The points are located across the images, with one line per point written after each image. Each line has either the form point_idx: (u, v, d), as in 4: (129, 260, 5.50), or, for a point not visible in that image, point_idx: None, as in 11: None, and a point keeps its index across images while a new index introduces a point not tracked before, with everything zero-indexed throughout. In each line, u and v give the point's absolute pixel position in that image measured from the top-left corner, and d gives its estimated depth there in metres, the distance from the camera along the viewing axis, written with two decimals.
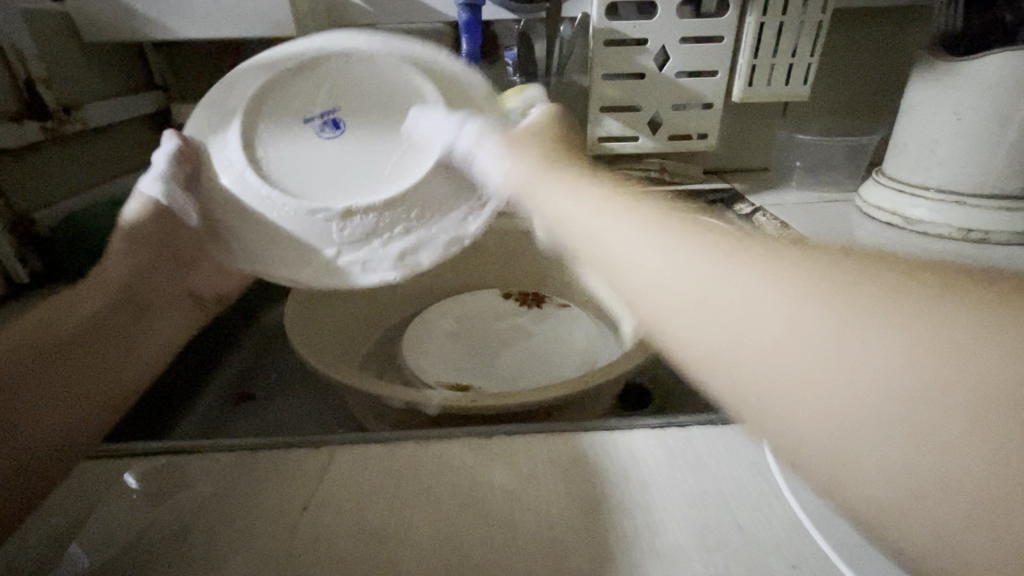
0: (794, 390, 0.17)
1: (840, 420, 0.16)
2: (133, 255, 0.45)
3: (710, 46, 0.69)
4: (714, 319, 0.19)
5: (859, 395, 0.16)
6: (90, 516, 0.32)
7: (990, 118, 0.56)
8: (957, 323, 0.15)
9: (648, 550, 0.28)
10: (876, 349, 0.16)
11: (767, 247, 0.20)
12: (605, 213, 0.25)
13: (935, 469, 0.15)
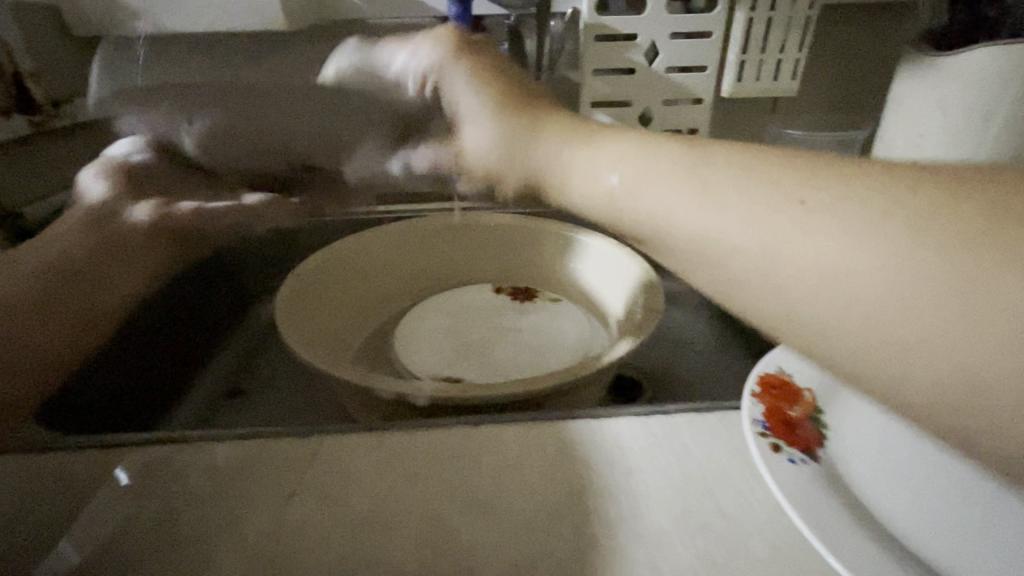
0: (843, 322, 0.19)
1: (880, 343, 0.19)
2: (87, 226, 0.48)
3: (700, 42, 0.69)
4: (757, 259, 0.21)
5: (898, 311, 0.18)
6: (78, 508, 0.32)
7: (972, 112, 0.57)
8: (966, 234, 0.17)
9: (631, 535, 0.29)
10: (901, 273, 0.18)
11: (789, 180, 0.21)
12: (646, 180, 0.25)
13: (962, 360, 0.17)
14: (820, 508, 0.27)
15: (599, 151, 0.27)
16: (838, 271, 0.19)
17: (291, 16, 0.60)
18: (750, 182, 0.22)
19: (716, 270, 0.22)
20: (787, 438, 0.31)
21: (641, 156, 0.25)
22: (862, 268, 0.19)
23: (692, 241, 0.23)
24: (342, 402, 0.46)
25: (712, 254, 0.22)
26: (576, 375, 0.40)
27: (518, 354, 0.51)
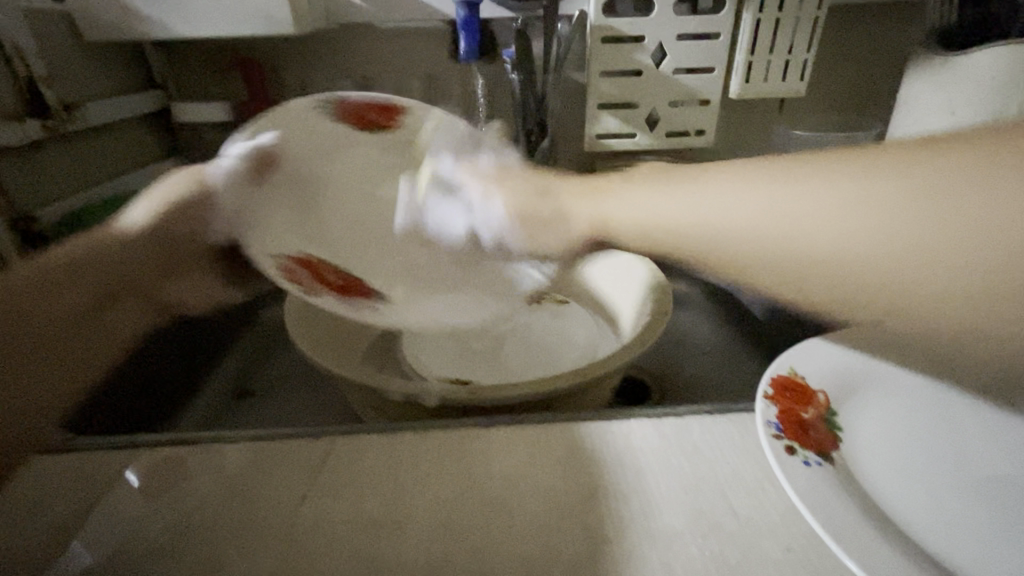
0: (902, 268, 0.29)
1: (940, 281, 0.28)
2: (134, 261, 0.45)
3: (706, 43, 0.69)
4: (829, 234, 0.30)
5: (928, 256, 0.28)
6: (91, 511, 0.32)
7: (984, 112, 0.56)
8: (963, 178, 0.28)
9: (643, 536, 0.28)
10: (921, 223, 0.28)
11: (841, 178, 0.31)
12: (727, 200, 0.33)
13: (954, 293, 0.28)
14: (836, 509, 0.27)
15: (689, 192, 0.36)
16: (900, 235, 0.29)
17: (300, 20, 0.60)
18: (823, 176, 0.31)
19: (808, 259, 0.31)
20: (800, 439, 0.31)
21: (744, 188, 0.33)
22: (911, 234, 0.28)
23: (789, 247, 0.31)
24: (351, 405, 0.46)
25: (801, 236, 0.31)
26: (587, 378, 0.40)
27: (527, 357, 0.51)
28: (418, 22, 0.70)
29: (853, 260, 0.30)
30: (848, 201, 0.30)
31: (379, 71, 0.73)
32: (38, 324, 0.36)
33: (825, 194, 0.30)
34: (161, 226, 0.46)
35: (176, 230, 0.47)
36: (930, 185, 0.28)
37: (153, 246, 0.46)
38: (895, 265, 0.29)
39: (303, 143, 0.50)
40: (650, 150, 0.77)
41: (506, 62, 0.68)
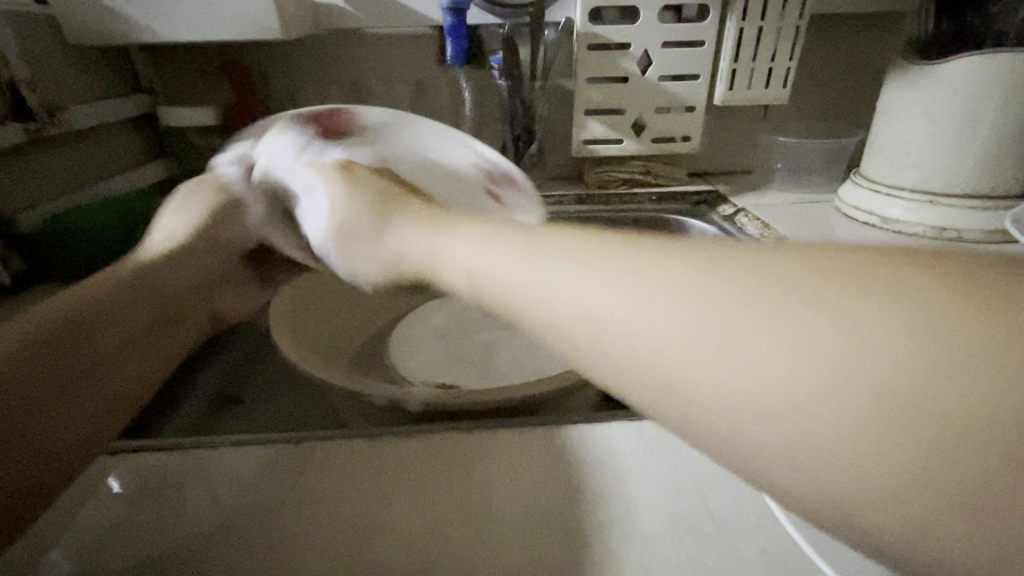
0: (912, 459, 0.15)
1: (896, 444, 0.15)
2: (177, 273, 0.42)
3: (692, 51, 0.70)
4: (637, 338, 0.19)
5: (831, 452, 0.16)
6: (71, 518, 0.32)
7: (959, 118, 0.57)
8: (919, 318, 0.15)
9: (624, 539, 0.29)
10: (840, 382, 0.16)
11: (646, 250, 0.20)
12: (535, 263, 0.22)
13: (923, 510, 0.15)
14: None
15: (460, 230, 0.26)
16: (805, 396, 0.16)
17: (286, 24, 0.60)
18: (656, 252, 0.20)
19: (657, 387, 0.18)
20: None
21: (486, 239, 0.24)
22: (833, 394, 0.16)
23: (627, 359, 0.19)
24: (335, 410, 0.46)
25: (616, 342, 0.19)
26: (570, 381, 0.40)
27: (512, 361, 0.51)
28: (406, 28, 0.71)
29: (813, 447, 0.16)
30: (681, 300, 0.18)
31: (366, 76, 0.73)
32: (104, 341, 0.35)
33: (756, 349, 0.17)
34: (188, 242, 0.42)
35: (219, 241, 0.44)
36: (838, 304, 0.16)
37: (187, 266, 0.42)
38: (870, 469, 0.15)
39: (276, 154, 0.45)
40: (637, 155, 0.78)
41: (493, 68, 0.69)
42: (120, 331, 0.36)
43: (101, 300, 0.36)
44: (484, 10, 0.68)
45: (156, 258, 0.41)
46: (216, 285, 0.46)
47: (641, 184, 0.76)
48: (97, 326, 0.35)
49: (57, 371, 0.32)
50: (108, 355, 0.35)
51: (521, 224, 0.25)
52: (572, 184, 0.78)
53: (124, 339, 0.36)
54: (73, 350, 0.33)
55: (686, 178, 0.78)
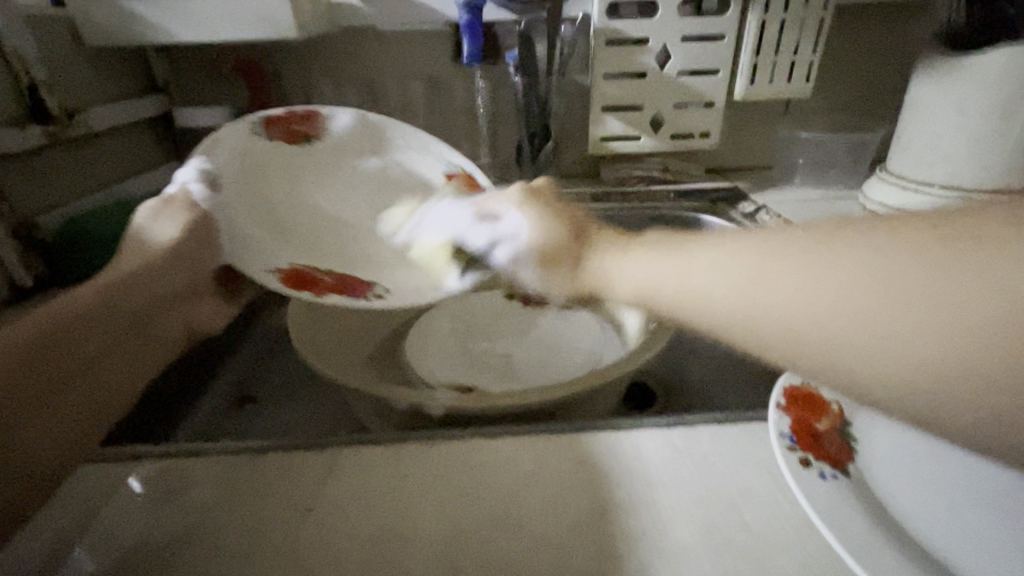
0: (940, 385, 0.19)
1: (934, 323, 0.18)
2: (162, 276, 0.40)
3: (712, 45, 0.68)
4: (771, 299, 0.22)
5: (914, 350, 0.19)
6: (94, 520, 0.32)
7: (991, 113, 0.56)
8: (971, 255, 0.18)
9: (655, 550, 0.28)
10: (850, 307, 0.20)
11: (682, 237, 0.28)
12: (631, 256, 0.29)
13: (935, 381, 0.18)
14: (853, 522, 0.26)
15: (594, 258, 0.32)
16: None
17: (302, 22, 0.60)
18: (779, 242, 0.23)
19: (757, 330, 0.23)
20: (815, 453, 0.30)
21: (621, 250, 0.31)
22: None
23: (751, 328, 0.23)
24: (354, 412, 0.46)
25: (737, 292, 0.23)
26: (593, 383, 0.39)
27: (531, 362, 0.50)
28: (421, 25, 0.70)
29: (892, 382, 0.19)
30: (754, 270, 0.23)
31: (381, 73, 0.73)
32: (86, 345, 0.33)
33: (779, 279, 0.22)
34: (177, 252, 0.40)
35: (206, 240, 0.42)
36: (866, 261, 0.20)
37: (170, 276, 0.40)
38: (925, 391, 0.19)
39: (239, 168, 0.48)
40: (655, 152, 0.76)
41: (509, 65, 0.68)
42: (100, 344, 0.34)
43: (85, 308, 0.34)
44: (499, 6, 0.67)
45: (140, 265, 0.39)
46: (187, 295, 0.43)
47: (658, 181, 0.74)
48: (81, 339, 0.33)
49: (35, 390, 0.30)
50: (83, 365, 0.32)
51: (643, 242, 0.30)
52: (588, 182, 0.77)
53: (99, 359, 0.34)
54: (53, 367, 0.31)
55: (705, 175, 0.77)
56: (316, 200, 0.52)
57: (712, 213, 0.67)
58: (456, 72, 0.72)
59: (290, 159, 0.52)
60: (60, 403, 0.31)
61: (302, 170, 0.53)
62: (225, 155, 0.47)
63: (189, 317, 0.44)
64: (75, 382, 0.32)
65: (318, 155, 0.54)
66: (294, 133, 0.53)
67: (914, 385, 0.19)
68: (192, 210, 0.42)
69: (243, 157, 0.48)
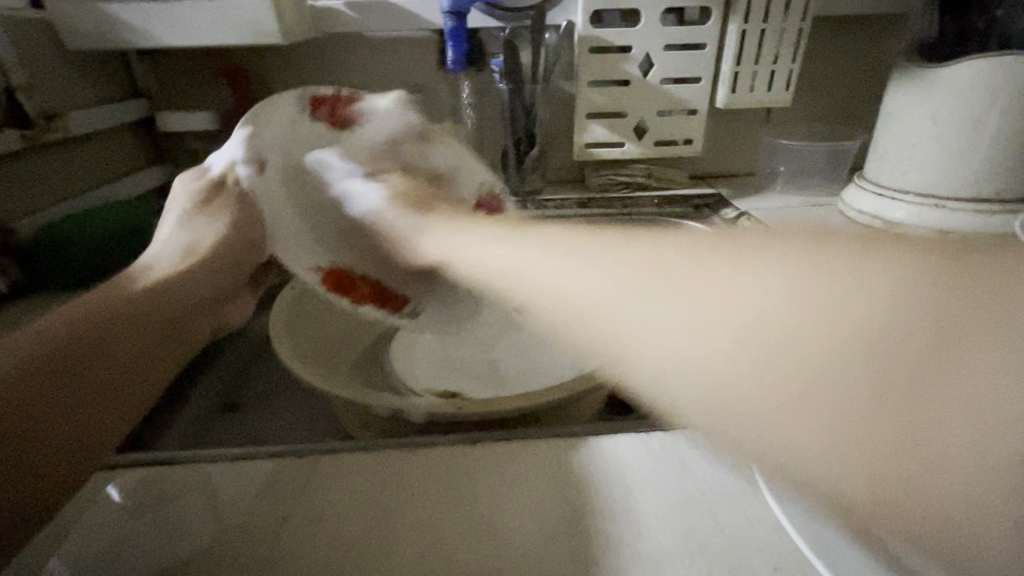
0: (845, 470, 0.25)
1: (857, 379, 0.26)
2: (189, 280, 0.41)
3: (694, 54, 0.70)
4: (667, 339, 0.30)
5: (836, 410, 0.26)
6: (71, 530, 0.31)
7: (963, 122, 0.57)
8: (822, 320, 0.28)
9: (633, 555, 0.28)
10: (714, 359, 0.29)
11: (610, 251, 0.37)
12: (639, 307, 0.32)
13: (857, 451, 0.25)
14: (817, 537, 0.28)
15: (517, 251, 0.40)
16: (790, 370, 0.27)
17: (286, 28, 0.60)
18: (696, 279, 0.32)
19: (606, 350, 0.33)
20: None
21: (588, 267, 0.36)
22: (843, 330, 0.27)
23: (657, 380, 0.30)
24: (337, 418, 0.45)
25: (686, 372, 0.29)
26: (575, 389, 0.39)
27: (515, 368, 0.51)
28: (406, 31, 0.70)
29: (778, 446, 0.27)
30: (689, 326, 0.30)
31: (367, 78, 0.73)
32: (106, 352, 0.33)
33: (680, 330, 0.30)
34: (215, 254, 0.43)
35: (247, 241, 0.45)
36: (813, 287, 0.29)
37: (192, 282, 0.41)
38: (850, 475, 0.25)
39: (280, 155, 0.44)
40: (639, 159, 0.77)
41: (494, 71, 0.68)
42: (131, 352, 0.35)
43: (105, 313, 0.35)
44: (484, 14, 0.67)
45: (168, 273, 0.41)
46: (226, 298, 0.44)
47: (642, 187, 0.75)
48: (102, 348, 0.33)
49: (52, 401, 0.30)
50: (100, 382, 0.33)
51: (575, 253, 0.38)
52: (574, 188, 0.78)
53: (126, 370, 0.34)
54: (75, 379, 0.32)
55: (688, 182, 0.78)
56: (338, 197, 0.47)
57: (695, 219, 0.68)
58: (442, 78, 0.73)
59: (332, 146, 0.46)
60: (79, 415, 0.31)
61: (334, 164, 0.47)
62: (269, 139, 0.44)
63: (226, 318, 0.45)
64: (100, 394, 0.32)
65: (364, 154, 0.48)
66: (338, 118, 0.46)
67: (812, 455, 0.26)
68: (241, 198, 0.44)
69: (284, 144, 0.44)
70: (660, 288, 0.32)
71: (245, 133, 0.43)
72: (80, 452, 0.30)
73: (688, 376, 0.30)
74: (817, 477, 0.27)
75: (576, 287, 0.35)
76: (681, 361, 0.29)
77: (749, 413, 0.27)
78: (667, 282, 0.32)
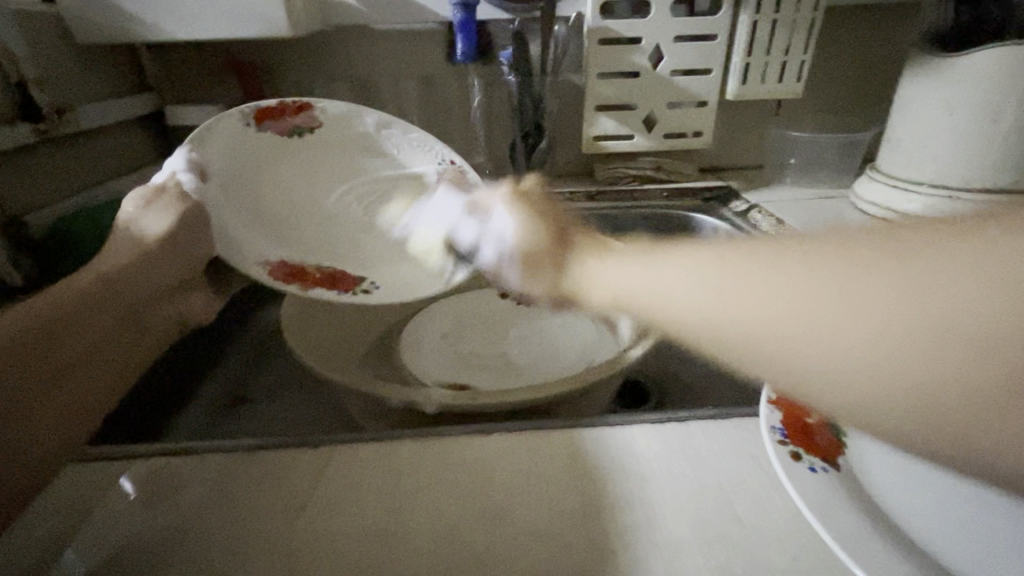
0: (924, 414, 0.20)
1: (938, 357, 0.20)
2: (152, 270, 0.39)
3: (705, 45, 0.69)
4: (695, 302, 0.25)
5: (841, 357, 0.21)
6: (86, 520, 0.31)
7: (980, 114, 0.56)
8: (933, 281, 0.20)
9: (649, 544, 0.28)
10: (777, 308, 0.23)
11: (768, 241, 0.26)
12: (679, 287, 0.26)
13: (919, 399, 0.20)
14: (842, 517, 0.26)
15: (604, 263, 0.32)
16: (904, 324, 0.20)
17: (295, 21, 0.60)
18: (754, 255, 0.25)
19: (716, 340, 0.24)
20: (807, 445, 0.31)
21: (643, 262, 0.29)
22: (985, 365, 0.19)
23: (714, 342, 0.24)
24: (348, 410, 0.46)
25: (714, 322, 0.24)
26: (587, 381, 0.39)
27: (525, 361, 0.51)
28: (414, 24, 0.70)
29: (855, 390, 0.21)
30: (761, 291, 0.24)
31: (375, 71, 0.73)
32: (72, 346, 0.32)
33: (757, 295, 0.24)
34: (164, 246, 0.39)
35: (199, 225, 0.41)
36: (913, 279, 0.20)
37: (157, 268, 0.39)
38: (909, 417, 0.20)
39: (224, 161, 0.48)
40: (649, 151, 0.77)
41: (503, 64, 0.68)
42: (99, 333, 0.34)
43: (69, 298, 0.33)
44: (493, 5, 0.67)
45: (131, 257, 0.38)
46: (188, 287, 0.44)
47: (650, 180, 0.75)
48: (74, 329, 0.33)
49: (24, 392, 0.29)
50: (65, 368, 0.32)
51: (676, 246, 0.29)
52: (583, 181, 0.78)
53: (86, 355, 0.33)
54: (44, 371, 0.30)
55: (698, 174, 0.77)
56: (310, 197, 0.55)
57: (705, 212, 0.68)
58: (450, 71, 0.73)
59: (291, 156, 0.55)
60: (48, 406, 0.30)
61: (295, 166, 0.55)
62: (213, 153, 0.47)
63: (190, 309, 0.44)
64: (64, 382, 0.32)
65: (311, 147, 0.56)
66: (286, 128, 0.54)
67: (867, 403, 0.21)
68: (183, 201, 0.41)
69: (231, 151, 0.49)
70: (754, 289, 0.24)
71: (187, 149, 0.45)
72: (56, 443, 0.30)
73: (770, 357, 0.23)
74: (838, 408, 0.21)
75: (637, 297, 0.28)
76: (818, 353, 0.22)
77: (838, 365, 0.21)
78: (757, 285, 0.24)
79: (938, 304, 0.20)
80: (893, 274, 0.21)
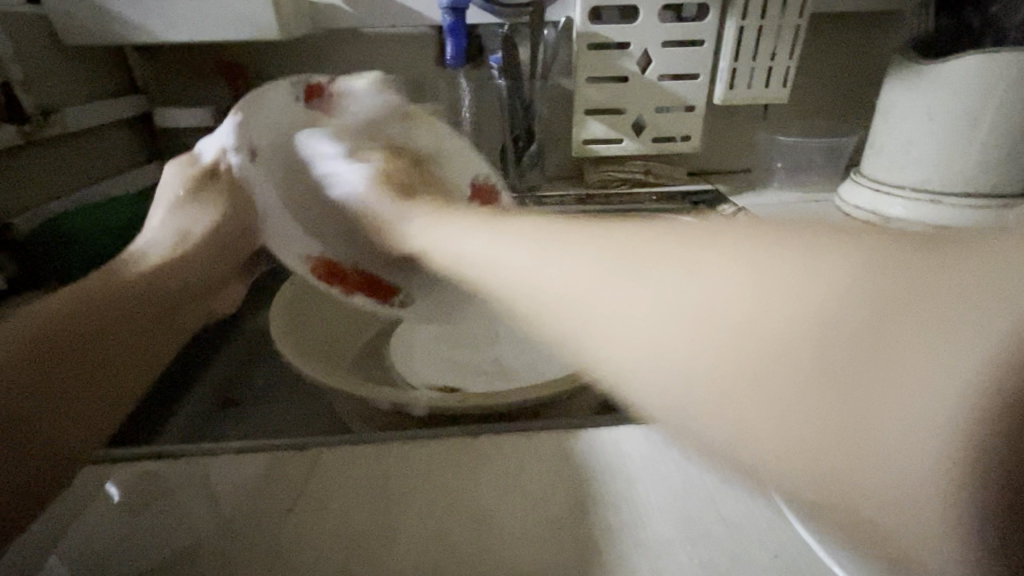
0: (790, 439, 0.22)
1: (788, 390, 0.22)
2: (187, 261, 0.44)
3: (692, 50, 0.70)
4: (615, 310, 0.28)
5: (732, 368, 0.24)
6: (70, 526, 0.31)
7: (959, 119, 0.58)
8: (813, 309, 0.22)
9: (635, 543, 0.28)
10: (671, 332, 0.26)
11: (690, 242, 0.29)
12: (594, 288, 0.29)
13: (795, 413, 0.22)
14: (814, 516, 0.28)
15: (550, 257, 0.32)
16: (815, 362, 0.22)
17: (284, 23, 0.60)
18: (668, 254, 0.28)
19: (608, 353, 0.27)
20: None
21: (527, 245, 0.34)
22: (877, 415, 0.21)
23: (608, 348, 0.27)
24: (337, 412, 0.46)
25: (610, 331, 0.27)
26: (575, 382, 0.40)
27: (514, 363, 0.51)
28: (405, 27, 0.70)
29: (719, 414, 0.24)
30: (650, 311, 0.26)
31: (365, 74, 0.73)
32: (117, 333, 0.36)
33: (644, 324, 0.26)
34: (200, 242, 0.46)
35: (242, 216, 0.47)
36: (773, 291, 0.24)
37: (190, 265, 0.44)
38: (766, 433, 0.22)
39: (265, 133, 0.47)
40: (638, 155, 0.78)
41: (492, 67, 0.68)
42: (139, 321, 0.38)
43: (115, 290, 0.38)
44: (483, 9, 0.67)
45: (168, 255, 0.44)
46: (223, 281, 0.48)
47: (640, 183, 0.75)
48: (106, 327, 0.36)
49: (59, 378, 0.32)
50: (97, 361, 0.34)
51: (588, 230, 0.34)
52: (573, 184, 0.78)
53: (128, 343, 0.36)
54: (77, 362, 0.33)
55: (686, 178, 0.78)
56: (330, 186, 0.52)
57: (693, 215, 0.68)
58: (440, 75, 0.73)
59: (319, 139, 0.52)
60: (76, 393, 0.32)
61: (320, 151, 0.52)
62: (261, 126, 0.47)
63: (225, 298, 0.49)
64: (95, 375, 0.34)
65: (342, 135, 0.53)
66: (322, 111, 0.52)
67: (741, 423, 0.23)
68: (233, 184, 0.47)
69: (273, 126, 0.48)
70: (635, 299, 0.27)
71: (235, 119, 0.45)
72: (95, 416, 0.33)
73: (655, 362, 0.26)
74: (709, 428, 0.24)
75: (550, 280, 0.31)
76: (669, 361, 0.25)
77: (703, 392, 0.24)
78: (642, 286, 0.27)
79: (791, 320, 0.23)
80: (770, 279, 0.24)
